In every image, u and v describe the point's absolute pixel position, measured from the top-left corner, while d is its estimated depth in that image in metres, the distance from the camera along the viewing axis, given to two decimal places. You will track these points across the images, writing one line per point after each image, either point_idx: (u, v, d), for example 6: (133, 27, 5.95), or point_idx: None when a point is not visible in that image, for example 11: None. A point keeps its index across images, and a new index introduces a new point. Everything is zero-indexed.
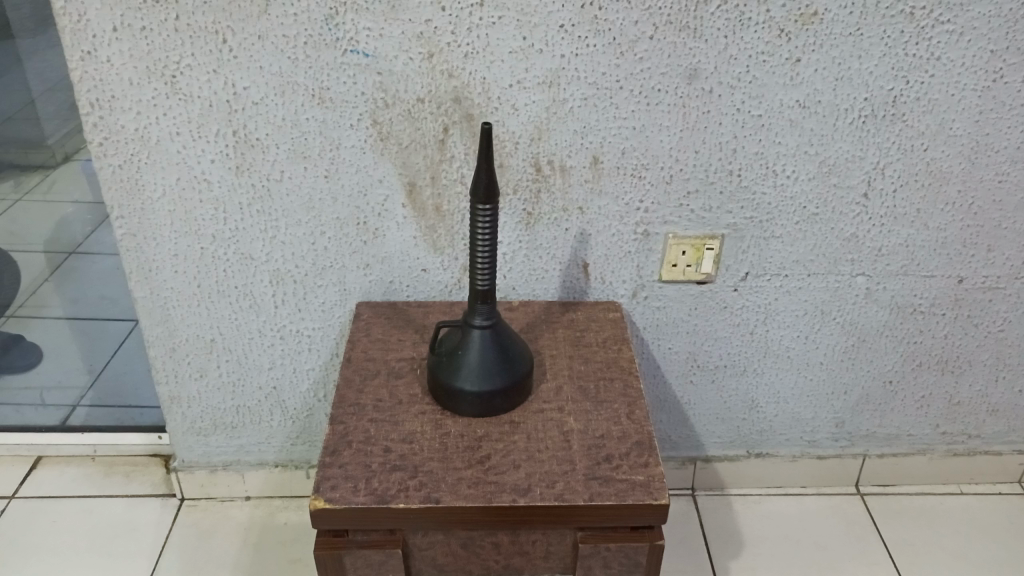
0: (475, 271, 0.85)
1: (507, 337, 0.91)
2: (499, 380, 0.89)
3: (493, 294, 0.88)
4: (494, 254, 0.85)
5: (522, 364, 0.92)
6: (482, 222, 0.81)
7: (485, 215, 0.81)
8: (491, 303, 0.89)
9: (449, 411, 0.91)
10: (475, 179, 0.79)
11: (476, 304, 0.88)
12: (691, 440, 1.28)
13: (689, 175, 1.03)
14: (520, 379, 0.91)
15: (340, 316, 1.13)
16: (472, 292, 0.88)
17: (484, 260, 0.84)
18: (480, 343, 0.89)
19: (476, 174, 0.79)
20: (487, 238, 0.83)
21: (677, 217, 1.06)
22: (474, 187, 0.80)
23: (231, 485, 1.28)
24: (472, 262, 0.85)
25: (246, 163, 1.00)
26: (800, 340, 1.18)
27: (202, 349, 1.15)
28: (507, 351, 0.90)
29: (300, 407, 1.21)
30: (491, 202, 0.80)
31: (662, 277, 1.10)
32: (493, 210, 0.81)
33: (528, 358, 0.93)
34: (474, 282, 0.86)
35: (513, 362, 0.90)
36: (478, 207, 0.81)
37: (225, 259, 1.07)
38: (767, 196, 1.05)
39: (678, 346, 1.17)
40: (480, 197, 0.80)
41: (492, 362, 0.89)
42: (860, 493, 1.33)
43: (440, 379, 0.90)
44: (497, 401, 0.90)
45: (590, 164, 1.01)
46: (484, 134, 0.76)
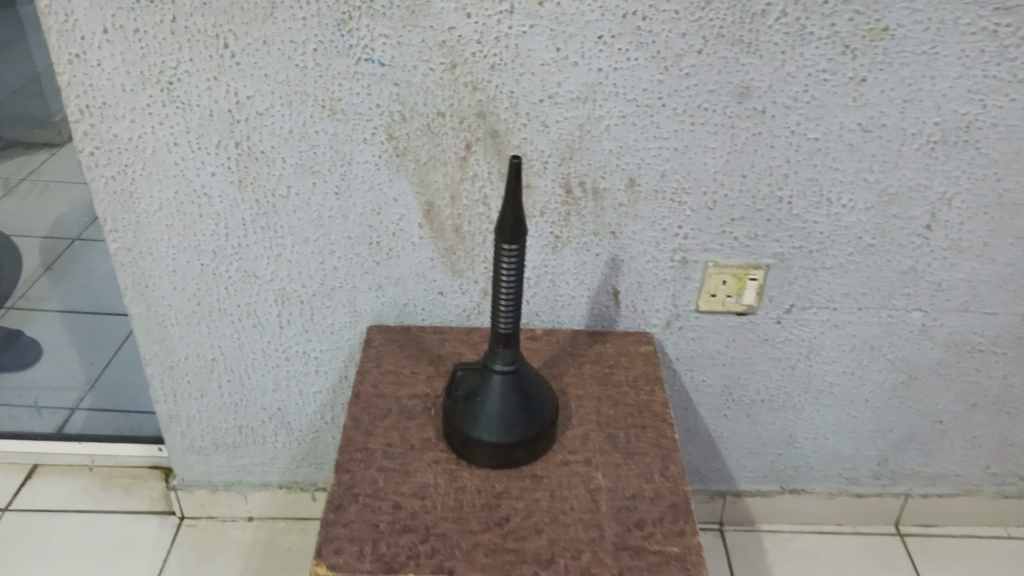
0: (498, 312, 0.77)
1: (530, 382, 0.84)
2: (521, 430, 0.81)
3: (516, 336, 0.80)
4: (518, 295, 0.77)
5: (546, 411, 0.84)
6: (507, 263, 0.73)
7: (511, 254, 0.72)
8: (514, 345, 0.81)
9: (465, 461, 0.83)
10: (501, 218, 0.71)
11: (497, 346, 0.80)
12: (721, 473, 1.20)
13: (734, 200, 0.93)
14: (543, 429, 0.83)
15: (350, 339, 1.05)
16: (494, 333, 0.80)
17: (508, 302, 0.76)
18: (501, 389, 0.81)
19: (503, 212, 0.70)
20: (512, 279, 0.74)
21: (719, 246, 0.97)
22: (501, 226, 0.71)
23: (232, 506, 1.22)
24: (495, 302, 0.77)
25: (250, 176, 0.91)
26: (845, 376, 1.09)
27: (202, 368, 1.07)
28: (530, 398, 0.83)
29: (306, 429, 1.14)
30: (517, 242, 0.72)
31: (699, 307, 1.02)
32: (520, 250, 0.73)
33: (552, 404, 0.85)
34: (496, 324, 0.78)
35: (536, 410, 0.83)
36: (502, 246, 0.72)
37: (227, 277, 0.99)
38: (820, 225, 0.95)
39: (713, 378, 1.09)
40: (504, 237, 0.71)
41: (513, 410, 0.81)
42: (899, 533, 1.25)
43: (456, 426, 0.82)
44: (518, 452, 0.82)
45: (626, 186, 0.92)
46: (512, 168, 0.67)
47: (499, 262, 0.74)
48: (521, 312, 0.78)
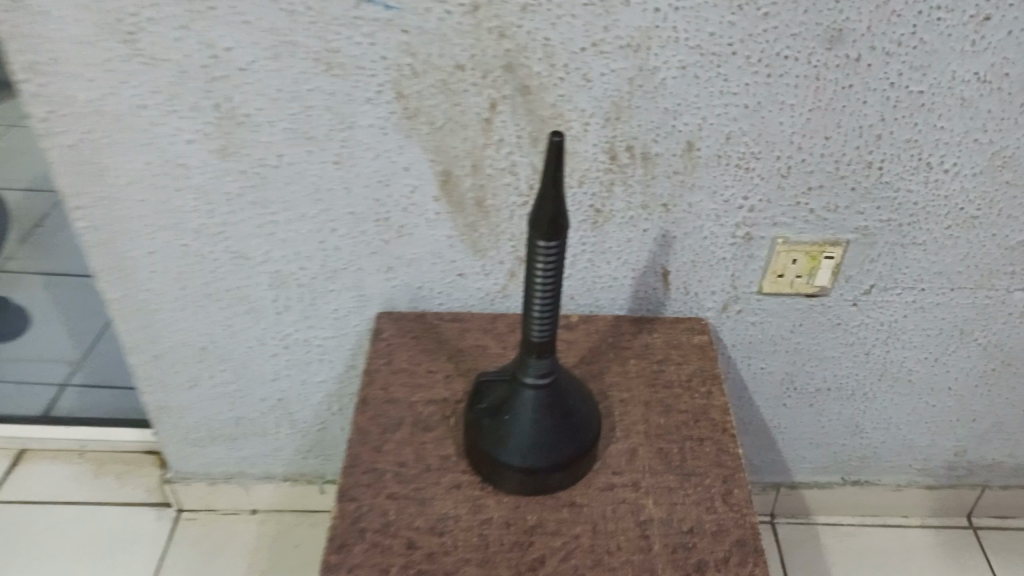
0: (531, 318, 0.63)
1: (568, 394, 0.70)
2: (559, 453, 0.68)
3: (551, 344, 0.66)
4: (557, 298, 0.63)
5: (587, 428, 0.70)
6: (543, 262, 0.59)
7: (548, 251, 0.58)
8: (549, 354, 0.67)
9: (492, 486, 0.71)
10: (537, 208, 0.56)
11: (529, 355, 0.67)
12: (776, 465, 1.07)
13: (813, 167, 0.77)
14: (585, 450, 0.70)
15: (358, 326, 0.92)
16: (526, 340, 0.66)
17: (544, 307, 0.62)
18: (534, 404, 0.68)
19: (540, 202, 0.56)
20: (549, 280, 0.60)
21: (791, 220, 0.81)
22: (536, 219, 0.57)
23: (234, 498, 1.11)
24: (527, 306, 0.63)
25: (233, 144, 0.77)
26: (927, 363, 0.95)
27: (192, 357, 0.95)
28: (568, 414, 0.69)
29: (311, 420, 1.02)
30: (556, 238, 0.58)
31: (762, 289, 0.87)
32: (559, 246, 0.58)
33: (595, 420, 0.72)
34: (529, 331, 0.65)
35: (577, 429, 0.69)
36: (537, 242, 0.58)
37: (214, 258, 0.86)
38: (914, 194, 0.79)
39: (773, 365, 0.95)
40: (541, 231, 0.57)
41: (549, 430, 0.68)
42: (973, 527, 1.13)
43: (480, 447, 0.69)
44: (555, 478, 0.69)
45: (683, 150, 0.76)
46: (553, 148, 0.53)
47: (533, 261, 0.60)
48: (559, 317, 0.65)
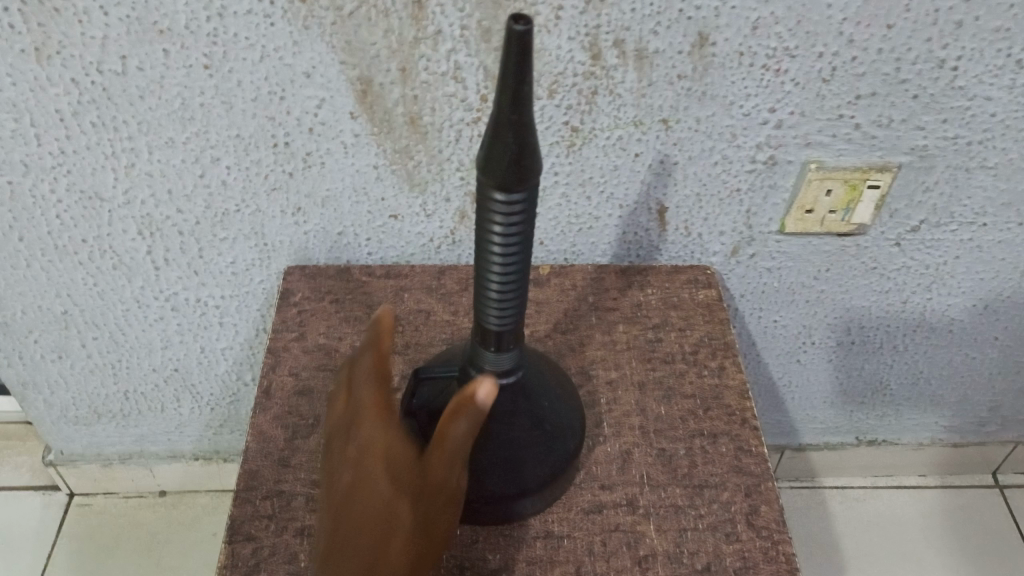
0: (486, 297, 0.44)
1: (540, 392, 0.51)
2: (528, 475, 0.50)
3: (515, 331, 0.47)
4: (523, 269, 0.44)
5: (567, 435, 0.52)
6: (500, 220, 0.40)
7: (509, 204, 0.39)
8: (513, 343, 0.48)
9: None
10: (490, 142, 0.37)
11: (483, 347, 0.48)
12: (781, 426, 0.91)
13: (867, 67, 0.57)
14: (564, 466, 0.51)
15: (264, 282, 0.71)
16: (479, 325, 0.47)
17: (504, 281, 0.43)
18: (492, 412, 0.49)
19: (495, 134, 0.36)
20: (511, 245, 0.41)
21: (830, 139, 0.61)
22: (488, 157, 0.38)
23: (136, 481, 0.92)
24: (480, 280, 0.44)
25: (53, 41, 0.53)
26: (975, 311, 0.77)
27: (52, 325, 0.74)
28: (541, 420, 0.51)
29: (219, 392, 0.82)
30: (521, 186, 0.38)
31: (785, 229, 0.68)
32: (524, 199, 0.39)
33: (575, 422, 0.53)
34: (483, 314, 0.46)
35: (552, 438, 0.51)
36: (494, 193, 0.39)
37: (56, 200, 0.63)
38: (993, 103, 0.60)
39: (790, 318, 0.77)
40: (497, 178, 0.38)
41: (514, 444, 0.49)
42: (999, 486, 0.99)
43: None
44: (525, 504, 0.51)
45: (693, 45, 0.55)
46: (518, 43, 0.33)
47: (487, 219, 0.40)
48: (526, 293, 0.46)
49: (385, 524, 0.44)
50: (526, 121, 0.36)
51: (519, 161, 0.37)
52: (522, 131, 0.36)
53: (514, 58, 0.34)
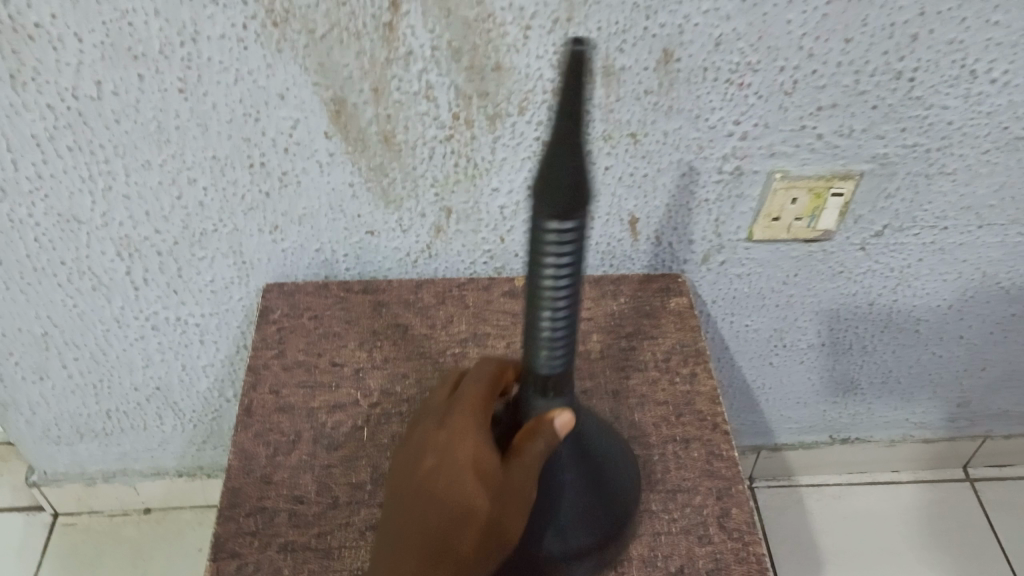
0: (537, 340, 0.42)
1: (593, 434, 0.51)
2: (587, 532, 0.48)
3: (568, 376, 0.45)
4: (574, 306, 0.42)
5: (624, 471, 0.52)
6: (553, 252, 0.37)
7: (563, 244, 0.37)
8: (567, 388, 0.46)
9: None
10: (545, 170, 0.34)
11: (535, 394, 0.46)
12: (758, 427, 0.92)
13: (827, 79, 0.58)
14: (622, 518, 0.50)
15: (243, 299, 0.71)
16: (529, 370, 0.45)
17: (557, 320, 0.41)
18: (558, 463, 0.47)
19: (549, 174, 0.34)
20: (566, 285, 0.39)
21: (794, 148, 0.63)
22: (539, 197, 0.36)
23: (118, 499, 0.92)
24: (530, 323, 0.42)
25: (27, 67, 0.54)
26: (940, 311, 0.79)
27: (31, 345, 0.74)
28: (602, 461, 0.50)
29: (200, 409, 0.82)
30: (575, 215, 0.36)
31: (753, 236, 0.69)
32: (578, 229, 0.37)
33: (623, 457, 0.53)
34: (534, 357, 0.44)
35: (615, 477, 0.50)
36: (547, 225, 0.36)
37: (33, 223, 0.64)
38: (950, 112, 0.61)
39: (761, 322, 0.78)
40: (551, 207, 0.35)
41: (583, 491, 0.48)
42: (970, 479, 1.01)
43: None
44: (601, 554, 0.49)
45: (658, 61, 0.56)
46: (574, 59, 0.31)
47: (541, 259, 0.38)
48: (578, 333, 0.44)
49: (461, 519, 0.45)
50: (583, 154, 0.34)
51: (577, 197, 0.35)
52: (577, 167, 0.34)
53: (571, 77, 0.32)
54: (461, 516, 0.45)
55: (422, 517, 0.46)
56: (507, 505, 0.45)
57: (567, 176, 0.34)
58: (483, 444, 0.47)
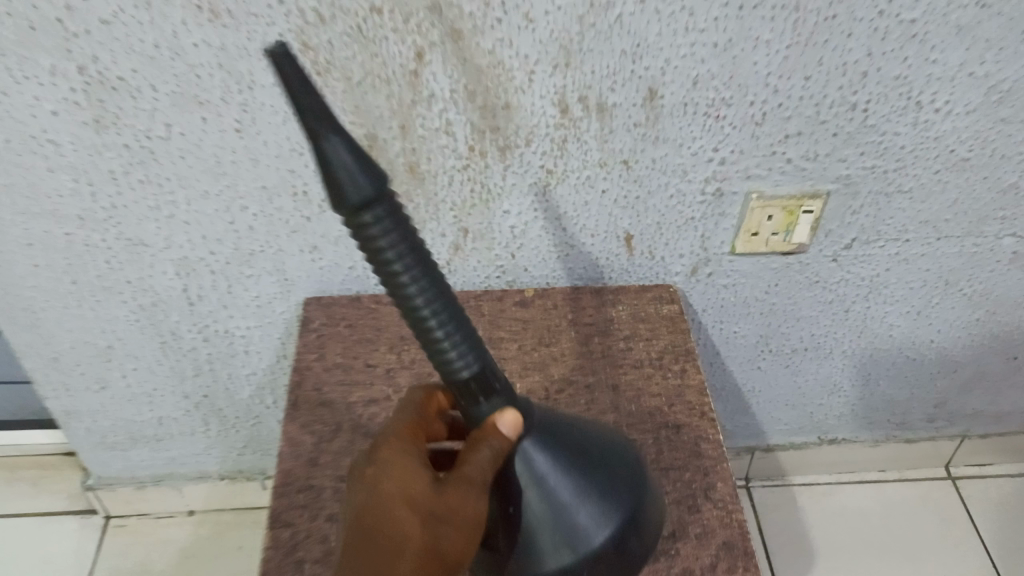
0: (438, 345, 0.43)
1: (563, 423, 0.51)
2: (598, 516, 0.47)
3: (488, 372, 0.46)
4: (447, 295, 0.43)
5: (613, 446, 0.52)
6: (383, 244, 0.39)
7: (383, 226, 0.39)
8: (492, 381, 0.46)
9: None
10: (327, 176, 0.37)
11: (474, 403, 0.46)
12: (750, 428, 1.00)
13: (792, 111, 0.68)
14: (630, 494, 0.49)
15: (284, 312, 0.80)
16: (452, 383, 0.45)
17: (437, 313, 0.42)
18: (538, 474, 0.47)
19: (327, 170, 0.37)
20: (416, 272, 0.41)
21: (767, 171, 0.72)
22: (336, 203, 0.38)
23: (165, 501, 1.01)
24: (423, 334, 0.43)
25: (109, 113, 0.64)
26: (910, 317, 0.88)
27: (95, 357, 0.83)
28: (584, 445, 0.50)
29: (242, 415, 0.91)
30: (377, 194, 0.38)
31: (735, 250, 0.78)
32: (387, 208, 0.39)
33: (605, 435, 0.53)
34: (446, 368, 0.44)
35: (606, 459, 0.50)
36: (361, 223, 0.38)
37: (105, 247, 0.73)
38: (902, 137, 0.70)
39: (747, 329, 0.87)
40: (352, 201, 0.37)
41: (583, 496, 0.47)
42: (952, 477, 1.09)
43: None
44: (632, 547, 0.49)
45: (644, 99, 0.66)
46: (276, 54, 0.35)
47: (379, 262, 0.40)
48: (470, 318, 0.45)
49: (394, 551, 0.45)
50: (334, 131, 0.36)
51: (363, 175, 0.37)
52: (331, 145, 0.36)
53: (285, 75, 0.35)
54: (397, 552, 0.45)
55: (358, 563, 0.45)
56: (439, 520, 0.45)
57: (336, 158, 0.36)
58: (417, 475, 0.47)
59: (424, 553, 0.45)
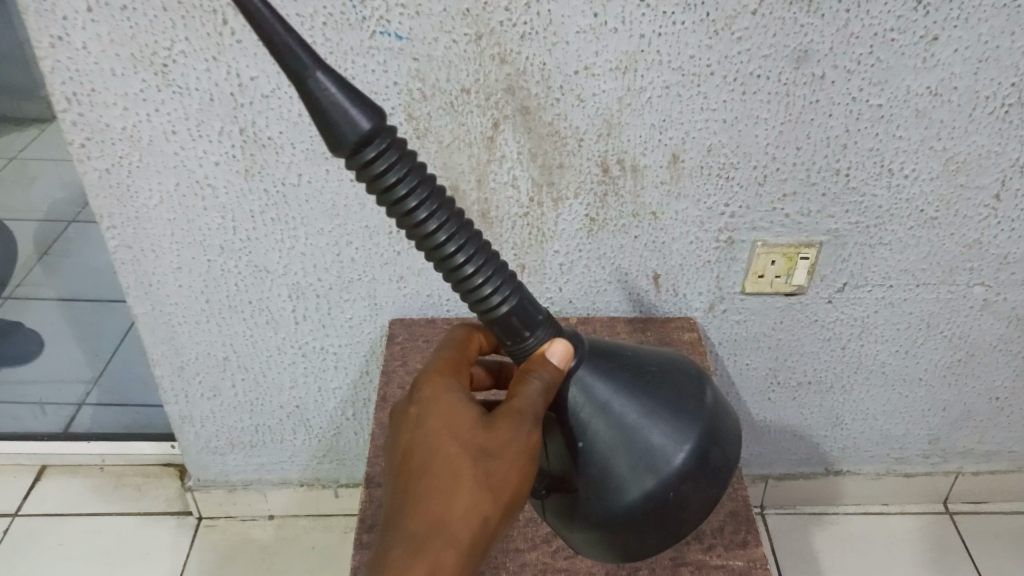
0: (460, 265, 0.51)
1: (623, 359, 0.62)
2: (663, 426, 0.57)
3: (521, 305, 0.56)
4: (458, 220, 0.50)
5: (679, 369, 0.62)
6: (388, 175, 0.46)
7: (387, 160, 0.45)
8: (510, 285, 0.55)
9: (637, 532, 0.58)
10: (322, 123, 0.43)
11: (521, 336, 0.57)
12: (763, 456, 1.14)
13: (787, 175, 0.85)
14: (696, 408, 0.58)
15: (371, 333, 0.98)
16: (494, 318, 0.55)
17: (453, 238, 0.49)
18: (599, 401, 0.59)
19: (319, 109, 0.42)
20: (417, 190, 0.47)
21: (769, 223, 0.89)
22: (333, 144, 0.44)
23: (251, 504, 1.17)
24: (448, 265, 0.51)
25: (256, 165, 0.83)
26: (899, 355, 1.02)
27: (213, 367, 1.01)
28: (646, 373, 0.61)
29: (326, 425, 1.08)
30: (372, 124, 0.44)
31: (745, 289, 0.94)
32: (384, 139, 0.45)
33: (669, 360, 0.64)
34: (469, 280, 0.52)
35: (669, 380, 0.60)
36: (364, 161, 0.45)
37: (236, 272, 0.92)
38: (879, 198, 0.87)
39: (758, 362, 1.02)
40: (352, 137, 0.43)
41: (645, 415, 0.58)
42: (949, 512, 1.21)
43: (596, 514, 0.58)
44: (712, 456, 0.57)
45: (669, 162, 0.84)
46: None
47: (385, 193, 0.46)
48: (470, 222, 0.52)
49: (452, 481, 0.56)
50: (313, 64, 0.42)
51: (350, 99, 0.43)
52: (315, 80, 0.42)
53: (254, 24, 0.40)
54: (454, 482, 0.56)
55: (421, 495, 0.57)
56: (492, 453, 0.56)
57: (326, 93, 0.42)
58: (471, 416, 0.59)
59: (478, 480, 0.56)
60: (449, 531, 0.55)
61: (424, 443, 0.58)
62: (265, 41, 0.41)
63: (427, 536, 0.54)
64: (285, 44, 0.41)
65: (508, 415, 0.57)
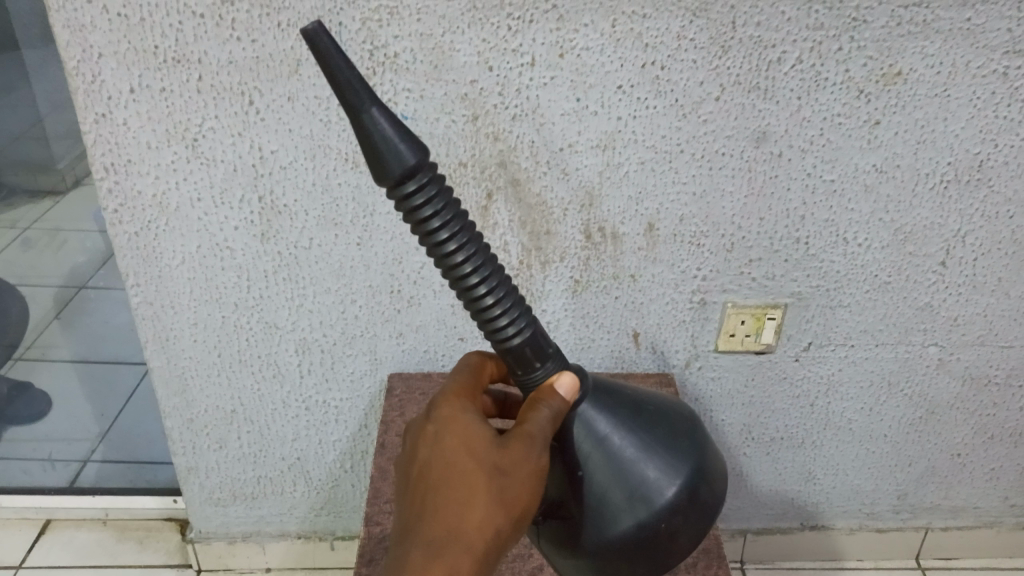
0: (481, 296, 0.56)
1: (622, 398, 0.68)
2: (659, 462, 0.62)
3: (534, 340, 0.61)
4: (484, 255, 0.56)
5: (672, 413, 0.68)
6: (425, 205, 0.52)
7: (424, 191, 0.52)
8: (526, 319, 0.60)
9: (627, 559, 0.62)
10: (370, 153, 0.51)
11: (532, 367, 0.62)
12: (741, 511, 1.20)
13: (752, 243, 0.94)
14: (687, 448, 0.64)
15: (370, 387, 1.05)
16: (508, 349, 0.60)
17: (475, 268, 0.55)
18: (599, 434, 0.64)
19: (372, 142, 0.50)
20: (449, 221, 0.53)
21: (737, 286, 0.97)
22: (381, 174, 0.52)
23: (249, 557, 1.21)
24: (471, 295, 0.57)
25: (272, 229, 0.92)
26: (864, 412, 1.09)
27: (221, 419, 1.07)
28: (642, 412, 0.66)
29: (324, 477, 1.14)
30: (416, 157, 0.51)
31: (718, 347, 1.02)
32: (425, 174, 0.52)
33: (662, 404, 0.69)
34: (487, 311, 0.58)
35: (664, 421, 0.66)
36: (405, 189, 0.52)
37: (248, 328, 0.99)
38: (837, 264, 0.96)
39: (733, 417, 1.09)
40: (395, 167, 0.51)
41: (642, 450, 0.63)
42: (921, 567, 1.27)
43: (590, 540, 0.63)
44: (700, 493, 0.62)
45: (645, 231, 0.93)
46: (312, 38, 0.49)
47: (418, 220, 0.53)
48: (496, 259, 0.58)
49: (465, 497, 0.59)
50: (371, 104, 0.50)
51: (398, 135, 0.51)
52: (369, 115, 0.50)
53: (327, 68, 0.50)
54: (467, 498, 0.59)
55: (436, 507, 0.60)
56: (505, 472, 0.59)
57: (378, 127, 0.50)
58: (485, 436, 0.62)
59: (490, 496, 0.59)
60: (462, 542, 0.58)
61: (440, 458, 0.61)
62: (332, 78, 0.50)
63: (440, 546, 0.58)
64: (348, 82, 0.50)
65: (520, 438, 0.60)
